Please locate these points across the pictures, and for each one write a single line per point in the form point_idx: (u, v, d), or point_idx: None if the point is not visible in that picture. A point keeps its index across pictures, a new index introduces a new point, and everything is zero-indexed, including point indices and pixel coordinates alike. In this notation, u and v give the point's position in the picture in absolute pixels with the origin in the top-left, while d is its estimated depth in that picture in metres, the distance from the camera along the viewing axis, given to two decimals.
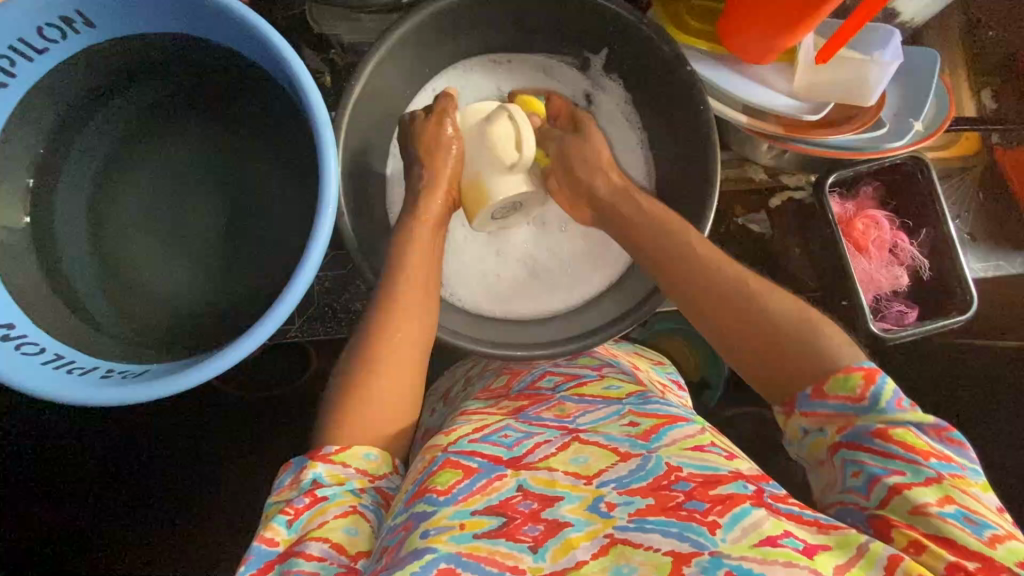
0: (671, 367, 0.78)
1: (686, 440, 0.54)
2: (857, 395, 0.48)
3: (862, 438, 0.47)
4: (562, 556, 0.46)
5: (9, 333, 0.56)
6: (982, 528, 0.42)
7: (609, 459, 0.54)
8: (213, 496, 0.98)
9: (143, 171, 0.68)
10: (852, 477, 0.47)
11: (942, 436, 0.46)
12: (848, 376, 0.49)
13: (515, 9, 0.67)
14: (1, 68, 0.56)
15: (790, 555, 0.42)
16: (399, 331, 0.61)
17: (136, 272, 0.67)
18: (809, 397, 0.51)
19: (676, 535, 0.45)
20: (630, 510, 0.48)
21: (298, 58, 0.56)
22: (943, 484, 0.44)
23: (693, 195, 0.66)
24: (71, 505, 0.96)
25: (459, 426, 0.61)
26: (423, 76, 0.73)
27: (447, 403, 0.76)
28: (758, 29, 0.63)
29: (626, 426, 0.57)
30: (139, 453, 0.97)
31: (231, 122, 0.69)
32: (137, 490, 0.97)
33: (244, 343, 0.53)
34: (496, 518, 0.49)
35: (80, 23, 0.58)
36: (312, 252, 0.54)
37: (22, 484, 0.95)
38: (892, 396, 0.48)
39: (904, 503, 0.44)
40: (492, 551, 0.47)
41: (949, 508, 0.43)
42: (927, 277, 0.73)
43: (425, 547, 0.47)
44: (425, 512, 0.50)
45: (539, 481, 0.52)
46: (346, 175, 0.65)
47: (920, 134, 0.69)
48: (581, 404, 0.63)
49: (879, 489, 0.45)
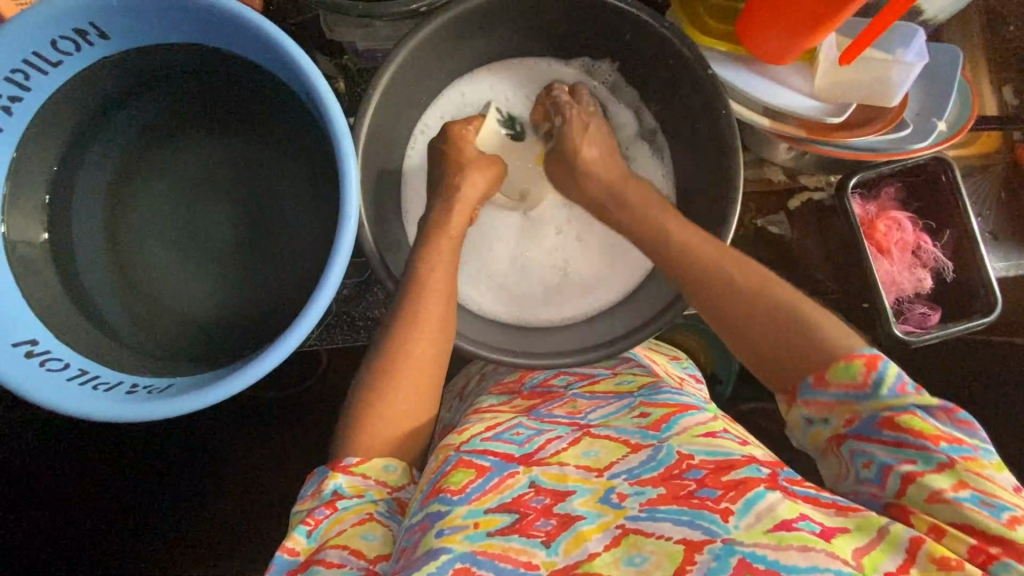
0: (688, 362, 0.76)
1: (697, 427, 0.54)
2: (859, 382, 0.50)
3: (869, 427, 0.49)
4: (575, 548, 0.48)
5: (34, 350, 0.57)
6: (1001, 510, 0.43)
7: (620, 452, 0.54)
8: (231, 496, 0.99)
9: (157, 183, 0.68)
10: (863, 468, 0.49)
11: (951, 417, 0.47)
12: (849, 363, 0.51)
13: (533, 14, 0.66)
14: (17, 82, 0.56)
15: (806, 539, 0.43)
16: (422, 342, 0.60)
17: (156, 285, 0.67)
18: (810, 385, 0.53)
19: (687, 524, 0.46)
20: (641, 500, 0.49)
21: (317, 70, 0.55)
22: (955, 469, 0.45)
23: (713, 195, 0.65)
24: (89, 511, 0.97)
25: (471, 425, 0.61)
26: (438, 81, 0.72)
27: (462, 402, 0.75)
28: (781, 33, 0.62)
29: (637, 418, 0.58)
30: (156, 458, 0.97)
31: (245, 130, 0.68)
32: (155, 494, 0.98)
33: (269, 358, 0.53)
34: (509, 514, 0.50)
35: (94, 35, 0.57)
36: (334, 266, 0.54)
37: (37, 493, 0.95)
38: (895, 379, 0.49)
39: (919, 490, 0.46)
40: (506, 548, 0.48)
41: (964, 493, 0.44)
42: (951, 279, 0.73)
43: (441, 547, 0.47)
44: (439, 511, 0.50)
45: (550, 477, 0.53)
46: (365, 182, 0.65)
47: (944, 135, 0.68)
48: (593, 400, 0.64)
49: (893, 478, 0.47)
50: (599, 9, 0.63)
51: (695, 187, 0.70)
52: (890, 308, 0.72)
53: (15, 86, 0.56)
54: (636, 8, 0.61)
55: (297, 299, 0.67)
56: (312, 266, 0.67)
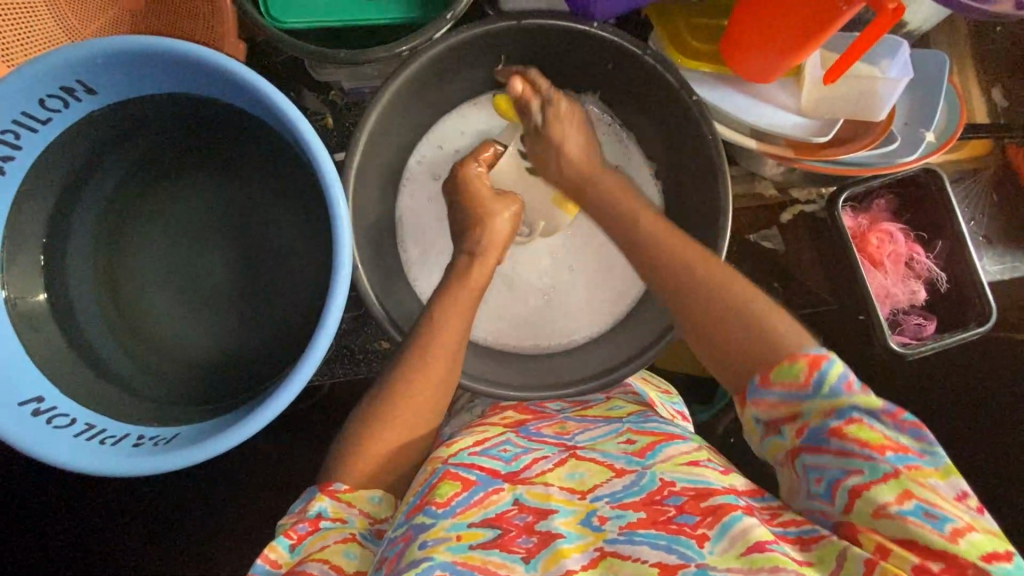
0: (676, 398, 0.74)
1: (680, 456, 0.54)
2: (802, 381, 0.49)
3: (817, 436, 0.48)
4: (552, 565, 0.48)
5: (40, 407, 0.57)
6: (943, 522, 0.43)
7: (604, 475, 0.54)
8: (228, 535, 0.96)
9: (153, 230, 0.68)
10: (814, 484, 0.48)
11: (894, 421, 0.46)
12: (793, 363, 0.50)
13: (518, 44, 0.66)
14: (8, 142, 0.56)
15: (778, 560, 0.44)
16: (421, 379, 0.60)
17: (156, 332, 0.68)
18: (757, 386, 0.52)
19: (664, 548, 0.47)
20: (620, 524, 0.49)
21: (303, 118, 0.55)
22: (900, 479, 0.44)
23: (704, 216, 0.66)
24: (93, 558, 0.95)
25: (460, 437, 0.60)
26: (427, 114, 0.72)
27: (454, 415, 0.74)
28: (763, 55, 0.63)
29: (623, 444, 0.58)
30: (156, 500, 0.95)
31: (235, 173, 0.69)
32: (155, 537, 0.96)
33: (270, 407, 0.54)
34: (491, 530, 0.51)
35: (81, 91, 0.57)
36: (331, 312, 0.55)
37: (43, 539, 0.94)
38: (837, 380, 0.48)
39: (866, 505, 0.45)
40: (486, 561, 0.48)
41: (908, 505, 0.44)
42: (945, 289, 0.73)
43: (423, 557, 0.48)
44: (423, 524, 0.51)
45: (534, 496, 0.53)
46: (357, 219, 0.65)
47: (932, 145, 0.69)
48: (583, 422, 0.64)
49: (841, 493, 0.46)
50: (582, 39, 0.63)
51: (688, 208, 0.70)
52: (885, 321, 0.72)
53: (6, 146, 0.56)
54: (620, 37, 0.61)
55: (296, 340, 0.68)
56: (310, 304, 0.68)
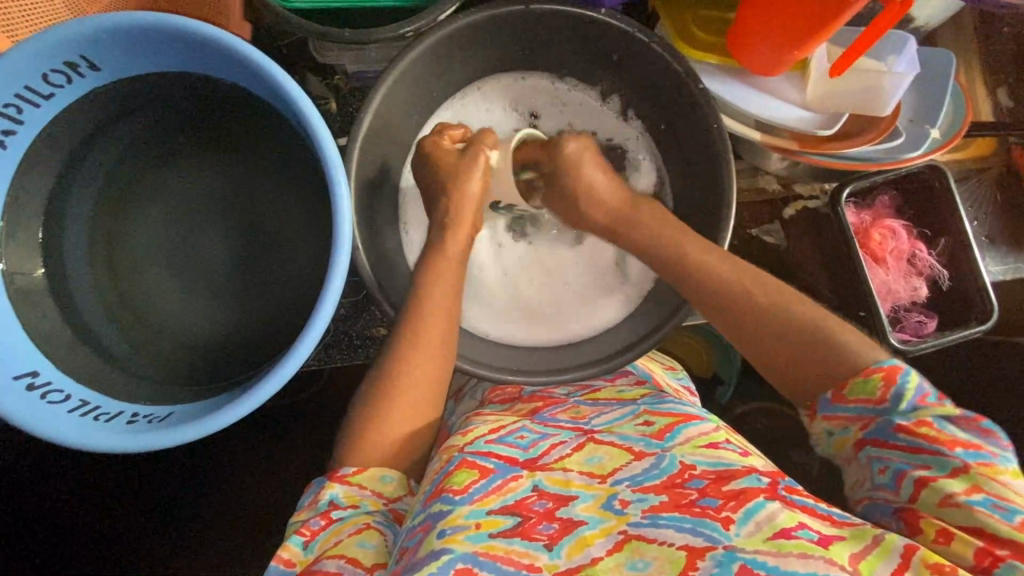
0: (682, 371, 0.74)
1: (699, 438, 0.54)
2: (877, 397, 0.48)
3: (885, 431, 0.48)
4: (577, 553, 0.47)
5: (34, 382, 0.57)
6: (1013, 513, 0.41)
7: (623, 458, 0.54)
8: (224, 520, 0.96)
9: (151, 210, 0.68)
10: (879, 474, 0.48)
11: (973, 427, 0.45)
12: (869, 378, 0.49)
13: (524, 29, 0.66)
14: (9, 115, 0.56)
15: (805, 546, 0.42)
16: (419, 364, 0.60)
17: (154, 311, 0.67)
18: (829, 402, 0.51)
19: (689, 530, 0.46)
20: (643, 507, 0.49)
21: (307, 98, 0.55)
22: (970, 474, 0.44)
23: (709, 207, 0.66)
24: (83, 541, 0.95)
25: (475, 426, 0.60)
26: (432, 100, 0.72)
27: (458, 401, 0.74)
28: (766, 41, 0.62)
29: (640, 425, 0.57)
30: (150, 483, 0.95)
31: (236, 153, 0.68)
32: (149, 521, 0.95)
33: (266, 385, 0.53)
34: (511, 518, 0.49)
35: (84, 66, 0.57)
36: (334, 282, 0.54)
37: (32, 523, 0.93)
38: (914, 392, 0.47)
39: (931, 495, 0.44)
40: (508, 550, 0.47)
41: (977, 496, 0.43)
42: (946, 286, 0.73)
43: (441, 548, 0.46)
44: (441, 511, 0.49)
45: (554, 482, 0.52)
46: (361, 201, 0.65)
47: (937, 141, 0.69)
48: (596, 406, 0.63)
49: (907, 483, 0.46)
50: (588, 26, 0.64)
51: (694, 199, 0.70)
52: (887, 317, 0.72)
53: (7, 119, 0.56)
54: (624, 22, 0.61)
55: (294, 322, 0.67)
56: (312, 287, 0.68)
